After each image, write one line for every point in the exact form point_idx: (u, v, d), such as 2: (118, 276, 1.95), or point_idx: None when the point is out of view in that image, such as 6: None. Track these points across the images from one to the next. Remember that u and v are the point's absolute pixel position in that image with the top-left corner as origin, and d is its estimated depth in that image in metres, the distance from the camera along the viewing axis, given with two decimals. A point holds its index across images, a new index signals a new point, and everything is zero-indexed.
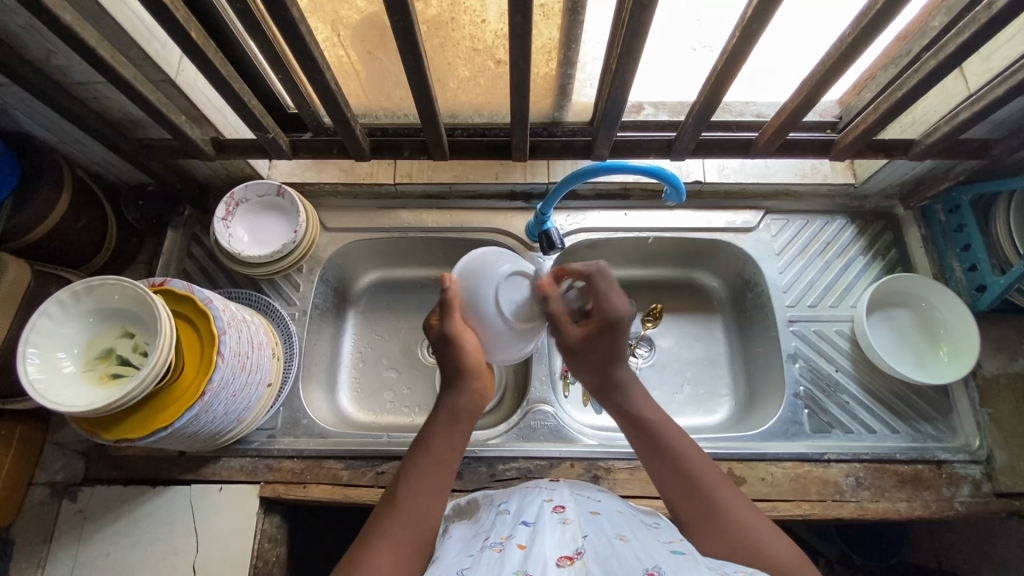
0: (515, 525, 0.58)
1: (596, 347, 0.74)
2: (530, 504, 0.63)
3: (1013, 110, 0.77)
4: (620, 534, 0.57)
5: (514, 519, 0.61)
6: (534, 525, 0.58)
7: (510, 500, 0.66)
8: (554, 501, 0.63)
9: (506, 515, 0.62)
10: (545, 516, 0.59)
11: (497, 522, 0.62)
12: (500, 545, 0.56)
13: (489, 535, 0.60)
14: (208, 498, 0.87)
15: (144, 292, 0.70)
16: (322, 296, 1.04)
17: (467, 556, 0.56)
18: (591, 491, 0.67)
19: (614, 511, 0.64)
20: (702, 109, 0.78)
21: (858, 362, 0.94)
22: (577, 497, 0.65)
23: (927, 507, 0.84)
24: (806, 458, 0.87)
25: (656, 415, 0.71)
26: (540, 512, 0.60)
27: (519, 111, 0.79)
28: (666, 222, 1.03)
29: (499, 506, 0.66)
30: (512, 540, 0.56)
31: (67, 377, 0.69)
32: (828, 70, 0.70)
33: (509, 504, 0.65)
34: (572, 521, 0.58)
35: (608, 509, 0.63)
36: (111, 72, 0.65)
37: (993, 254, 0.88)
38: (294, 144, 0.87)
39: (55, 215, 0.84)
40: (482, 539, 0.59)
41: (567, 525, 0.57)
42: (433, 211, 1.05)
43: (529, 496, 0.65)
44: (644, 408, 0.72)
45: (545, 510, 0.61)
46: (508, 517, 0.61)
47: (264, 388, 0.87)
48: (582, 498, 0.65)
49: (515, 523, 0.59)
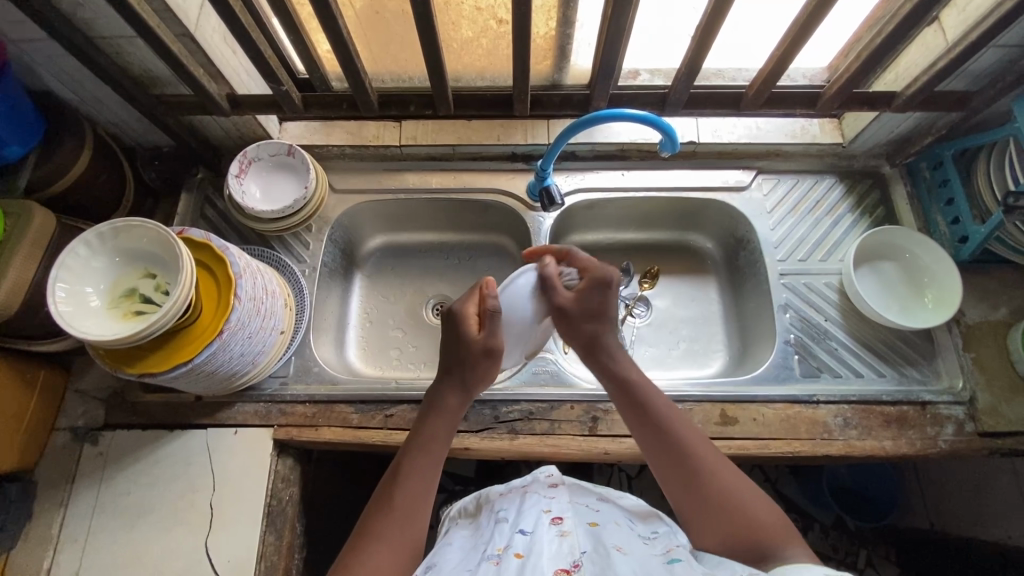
0: (513, 534, 0.64)
1: (588, 305, 0.79)
2: (528, 513, 0.68)
3: (989, 62, 0.81)
4: (617, 544, 0.63)
5: (513, 528, 0.66)
6: (532, 534, 0.63)
7: (509, 508, 0.71)
8: (552, 512, 0.68)
9: (505, 524, 0.68)
10: (543, 526, 0.65)
11: (497, 531, 0.67)
12: (498, 554, 0.62)
13: (488, 544, 0.66)
14: (224, 441, 0.90)
15: (168, 235, 0.74)
16: (331, 256, 1.08)
17: (467, 567, 0.62)
18: (590, 501, 0.74)
19: (612, 521, 0.69)
20: (686, 73, 0.85)
21: (846, 311, 0.98)
22: (576, 507, 0.71)
23: (913, 445, 0.87)
24: (796, 399, 0.91)
25: (642, 380, 0.75)
26: (538, 522, 0.66)
27: (519, 65, 0.83)
28: (663, 182, 1.07)
29: (499, 515, 0.71)
30: (510, 549, 0.61)
31: (93, 311, 0.73)
32: (811, 15, 0.74)
33: (508, 512, 0.70)
34: (569, 533, 0.64)
35: (604, 520, 0.69)
36: (137, 19, 0.69)
37: (974, 206, 0.92)
38: (306, 100, 0.92)
39: (77, 169, 0.88)
40: (482, 550, 0.65)
41: (564, 537, 0.63)
42: (437, 172, 1.09)
43: (529, 503, 0.71)
44: (631, 373, 0.76)
45: (543, 520, 0.66)
46: (506, 526, 0.66)
47: (277, 335, 0.91)
48: (581, 509, 0.71)
49: (513, 532, 0.65)
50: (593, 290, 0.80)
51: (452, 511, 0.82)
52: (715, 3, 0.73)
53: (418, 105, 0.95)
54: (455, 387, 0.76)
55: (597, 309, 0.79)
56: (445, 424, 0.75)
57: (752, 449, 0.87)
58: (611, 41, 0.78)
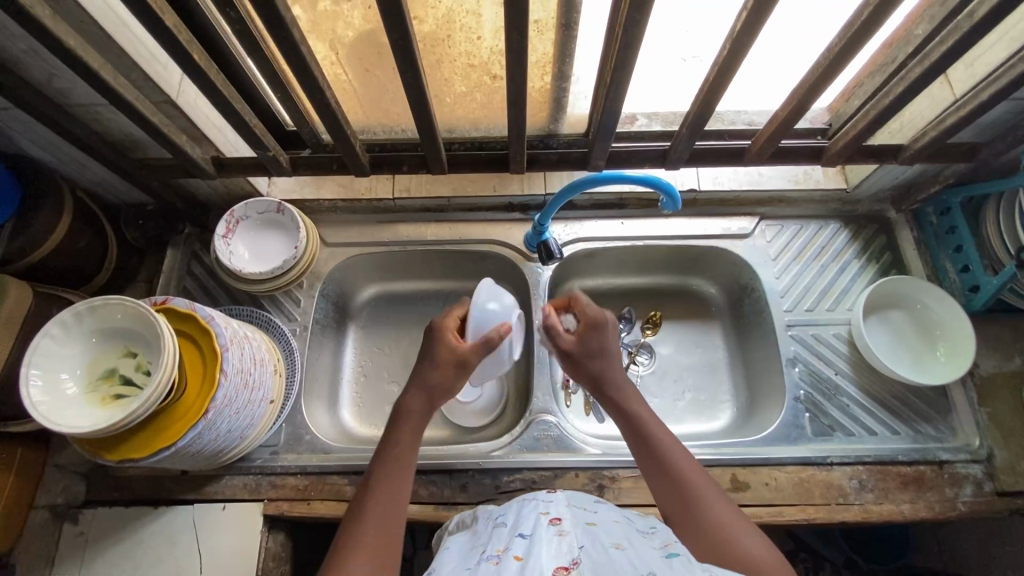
0: (512, 539, 0.60)
1: (592, 346, 0.77)
2: (526, 516, 0.65)
3: (1001, 113, 0.78)
4: (617, 543, 0.59)
5: (511, 533, 0.63)
6: (530, 537, 0.60)
7: (507, 514, 0.68)
8: (550, 514, 0.64)
9: (503, 532, 0.63)
10: (540, 528, 0.61)
11: (495, 536, 0.64)
12: (496, 556, 0.57)
13: (487, 547, 0.62)
14: (212, 517, 0.86)
15: (148, 313, 0.70)
16: (322, 311, 1.04)
17: (465, 568, 0.58)
18: (589, 503, 0.70)
19: (611, 521, 0.66)
20: (691, 129, 0.81)
21: (857, 364, 0.95)
22: (574, 507, 0.67)
23: (931, 508, 0.84)
24: (809, 461, 0.87)
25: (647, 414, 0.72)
26: (536, 524, 0.62)
27: (515, 126, 0.79)
28: (663, 231, 1.04)
29: (497, 520, 0.68)
30: (509, 552, 0.57)
31: (71, 399, 0.69)
32: (817, 79, 0.69)
33: (507, 517, 0.67)
34: (567, 533, 0.60)
35: (604, 520, 0.65)
36: (115, 95, 0.65)
37: (985, 254, 0.90)
38: (295, 161, 0.89)
39: (56, 237, 0.85)
40: (479, 551, 0.61)
41: (563, 537, 0.59)
42: (431, 223, 1.06)
43: (526, 508, 0.67)
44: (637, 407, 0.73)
45: (541, 522, 0.62)
46: (505, 531, 0.63)
47: (267, 405, 0.87)
48: (579, 508, 0.67)
49: (512, 536, 0.61)
50: (590, 332, 0.77)
51: (450, 525, 0.76)
52: (719, 67, 0.70)
53: (411, 164, 0.91)
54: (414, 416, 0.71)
55: (599, 350, 0.76)
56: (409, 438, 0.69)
57: (766, 517, 0.84)
58: (609, 105, 0.75)
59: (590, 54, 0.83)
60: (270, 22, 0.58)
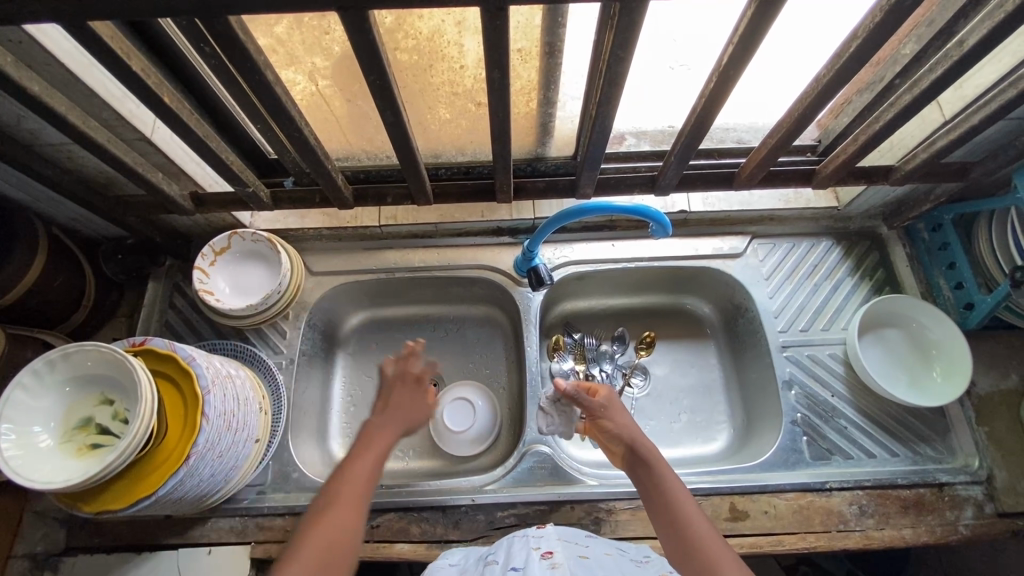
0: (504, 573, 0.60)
1: (613, 406, 0.81)
2: (518, 552, 0.64)
3: (991, 134, 0.77)
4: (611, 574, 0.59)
5: (503, 567, 0.62)
6: (523, 570, 0.59)
7: (498, 551, 0.67)
8: (541, 548, 0.65)
9: (494, 568, 0.63)
10: (533, 562, 0.61)
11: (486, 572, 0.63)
12: None
13: None
14: (196, 563, 0.83)
15: (123, 358, 0.67)
16: (309, 342, 1.01)
17: None
18: (578, 537, 0.70)
19: (602, 553, 0.66)
20: (680, 155, 0.79)
21: (853, 385, 0.94)
22: (564, 542, 0.67)
23: (932, 532, 0.83)
24: (808, 488, 0.86)
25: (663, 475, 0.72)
26: (527, 558, 0.62)
27: (501, 157, 0.78)
28: (655, 252, 1.03)
29: (489, 557, 0.67)
30: None
31: (45, 452, 0.66)
32: (806, 108, 0.68)
33: (497, 555, 0.66)
34: (561, 565, 0.60)
35: (595, 553, 0.66)
36: (85, 139, 0.63)
37: (979, 272, 0.90)
38: (276, 195, 0.86)
39: (29, 279, 0.82)
40: None
41: (556, 569, 0.59)
42: (418, 249, 1.05)
43: (516, 544, 0.67)
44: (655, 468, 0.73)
45: (533, 556, 0.62)
46: (497, 566, 0.62)
47: (252, 445, 0.85)
48: (570, 543, 0.67)
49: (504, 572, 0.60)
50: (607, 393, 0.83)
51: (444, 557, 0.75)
52: (703, 105, 0.68)
53: (396, 196, 0.89)
54: (381, 413, 0.75)
55: (619, 408, 0.81)
56: (384, 439, 0.72)
57: (765, 547, 0.82)
58: (597, 137, 0.74)
59: (575, 82, 0.82)
60: (243, 66, 0.56)
